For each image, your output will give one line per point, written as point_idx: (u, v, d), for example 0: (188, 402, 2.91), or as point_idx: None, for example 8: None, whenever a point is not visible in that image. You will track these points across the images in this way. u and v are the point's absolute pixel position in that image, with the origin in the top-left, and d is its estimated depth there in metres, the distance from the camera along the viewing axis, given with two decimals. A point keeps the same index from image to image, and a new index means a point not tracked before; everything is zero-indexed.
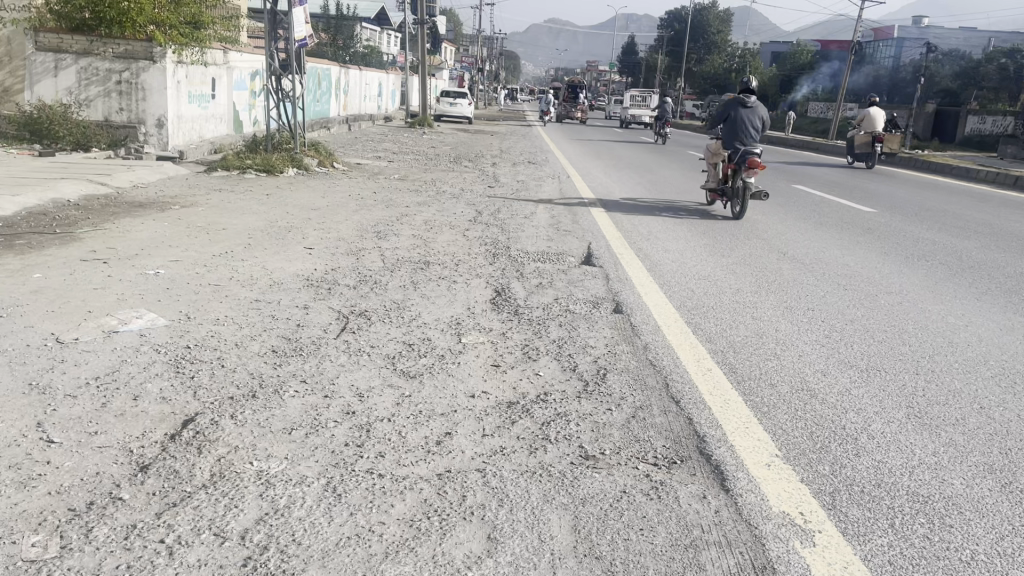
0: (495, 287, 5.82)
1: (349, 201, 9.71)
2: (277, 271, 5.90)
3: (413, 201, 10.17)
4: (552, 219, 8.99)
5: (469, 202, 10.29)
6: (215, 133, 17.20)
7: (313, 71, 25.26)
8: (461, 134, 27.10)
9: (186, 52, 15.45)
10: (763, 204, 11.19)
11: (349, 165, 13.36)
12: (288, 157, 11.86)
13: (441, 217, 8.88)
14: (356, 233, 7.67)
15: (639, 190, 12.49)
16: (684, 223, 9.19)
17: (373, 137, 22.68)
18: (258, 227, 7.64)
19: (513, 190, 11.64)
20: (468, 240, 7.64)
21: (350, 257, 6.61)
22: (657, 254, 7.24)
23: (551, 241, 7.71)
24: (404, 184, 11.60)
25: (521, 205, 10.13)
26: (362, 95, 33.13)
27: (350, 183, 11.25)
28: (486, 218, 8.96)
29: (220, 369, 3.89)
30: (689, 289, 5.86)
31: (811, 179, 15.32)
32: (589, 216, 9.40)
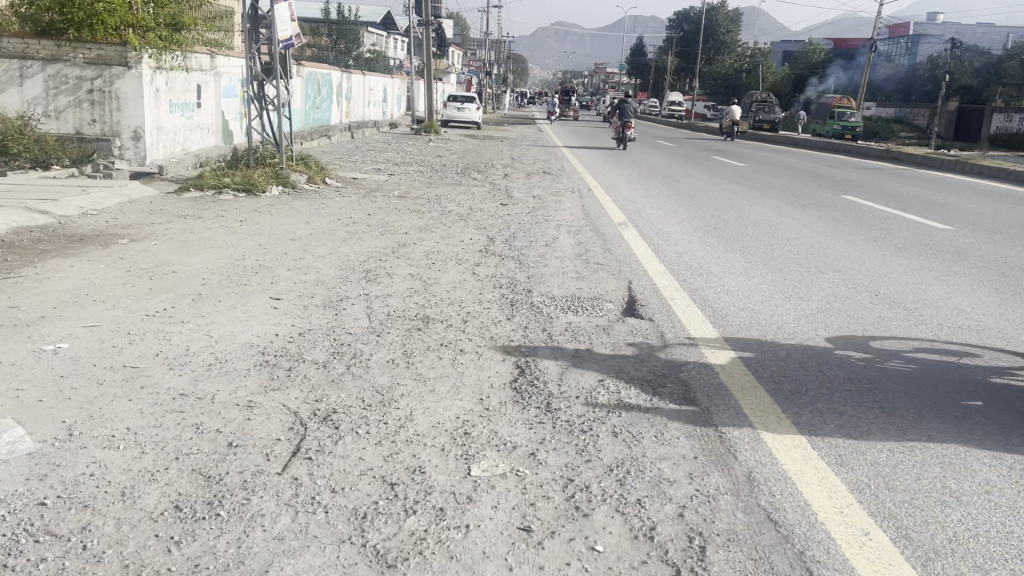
0: (515, 356, 4.33)
1: (336, 227, 8.26)
2: (223, 340, 4.44)
3: (413, 223, 8.70)
4: (579, 248, 7.48)
5: (480, 224, 8.81)
6: (200, 144, 15.79)
7: (312, 76, 23.83)
8: (469, 140, 25.59)
9: (165, 57, 14.06)
10: (820, 221, 9.67)
11: (343, 180, 11.90)
12: (273, 173, 10.42)
13: (446, 247, 7.41)
14: (340, 273, 6.21)
15: (670, 203, 10.97)
16: (738, 248, 7.69)
17: (375, 145, 21.23)
18: (221, 266, 6.21)
19: (530, 208, 10.13)
20: (479, 279, 6.17)
21: (326, 310, 5.15)
22: (718, 297, 5.74)
23: (581, 280, 6.21)
24: (406, 204, 10.12)
25: (539, 227, 8.64)
26: (365, 102, 31.75)
27: (341, 204, 9.78)
28: (500, 247, 7.50)
29: (79, 556, 2.38)
30: (779, 359, 4.33)
31: (858, 187, 13.82)
32: (622, 242, 7.91)
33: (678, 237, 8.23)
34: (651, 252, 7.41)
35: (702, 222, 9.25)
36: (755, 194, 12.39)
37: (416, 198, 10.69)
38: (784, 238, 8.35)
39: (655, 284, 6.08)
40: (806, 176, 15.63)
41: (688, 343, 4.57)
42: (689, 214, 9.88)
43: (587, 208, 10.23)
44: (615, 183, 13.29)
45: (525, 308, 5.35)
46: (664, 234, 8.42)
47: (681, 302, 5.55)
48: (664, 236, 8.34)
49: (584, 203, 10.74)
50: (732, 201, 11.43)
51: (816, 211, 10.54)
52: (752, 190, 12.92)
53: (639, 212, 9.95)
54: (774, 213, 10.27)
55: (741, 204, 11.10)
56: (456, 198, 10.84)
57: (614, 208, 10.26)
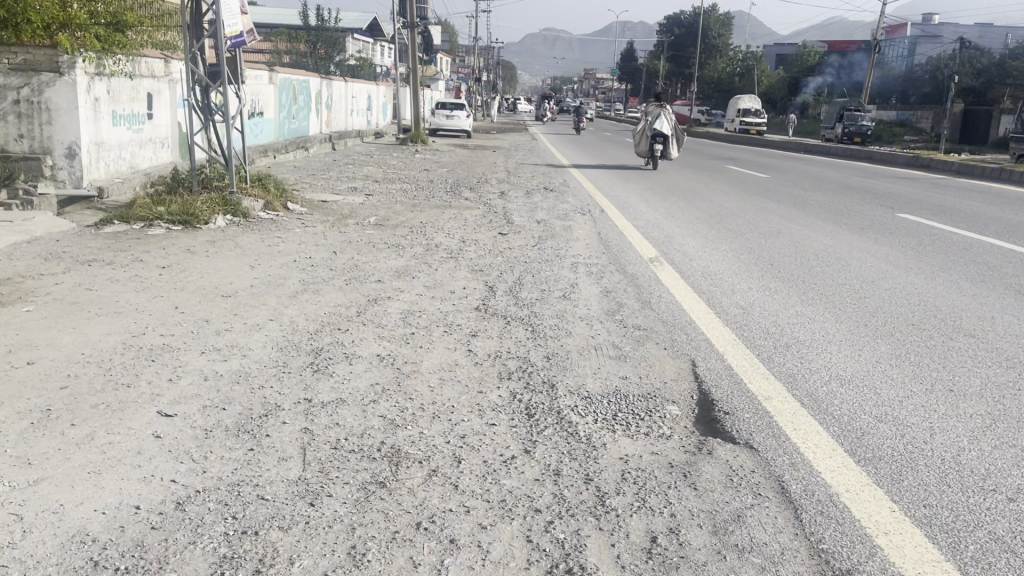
0: (548, 553, 2.47)
1: (287, 272, 6.41)
2: (34, 531, 2.56)
3: (389, 265, 6.84)
4: (607, 303, 5.65)
5: (474, 262, 6.97)
6: (152, 161, 13.95)
7: (288, 84, 21.98)
8: (459, 151, 23.75)
9: (106, 62, 12.19)
10: (892, 251, 7.90)
11: (310, 204, 10.04)
12: (221, 200, 8.57)
13: (429, 304, 5.56)
14: (274, 355, 4.35)
15: (703, 227, 9.13)
16: (815, 298, 5.86)
17: (355, 158, 19.36)
18: (106, 349, 4.34)
19: (535, 238, 8.29)
20: (474, 363, 4.31)
21: (238, 438, 3.29)
22: (831, 393, 3.91)
23: (622, 361, 4.37)
24: (384, 235, 8.26)
25: (549, 269, 6.80)
26: (348, 110, 29.93)
27: (303, 237, 7.94)
28: (502, 301, 5.65)
29: None
30: (1010, 554, 2.50)
31: (907, 202, 12.06)
32: (658, 288, 6.08)
33: (728, 280, 6.42)
34: (704, 305, 5.57)
35: (751, 258, 7.43)
36: (796, 214, 10.59)
37: (396, 227, 8.83)
38: (862, 279, 6.55)
39: (730, 368, 4.24)
40: (839, 189, 13.88)
41: (836, 512, 2.71)
42: (730, 245, 8.08)
43: (603, 237, 8.41)
44: (630, 202, 11.48)
45: (549, 425, 3.50)
46: (710, 276, 6.59)
47: (783, 407, 3.71)
48: (712, 278, 6.51)
49: (597, 230, 8.93)
50: (772, 224, 9.63)
51: (879, 237, 8.78)
52: (789, 208, 11.15)
53: (670, 243, 8.13)
54: (832, 240, 8.46)
55: (784, 228, 9.29)
56: (444, 225, 9.01)
57: (634, 237, 8.45)
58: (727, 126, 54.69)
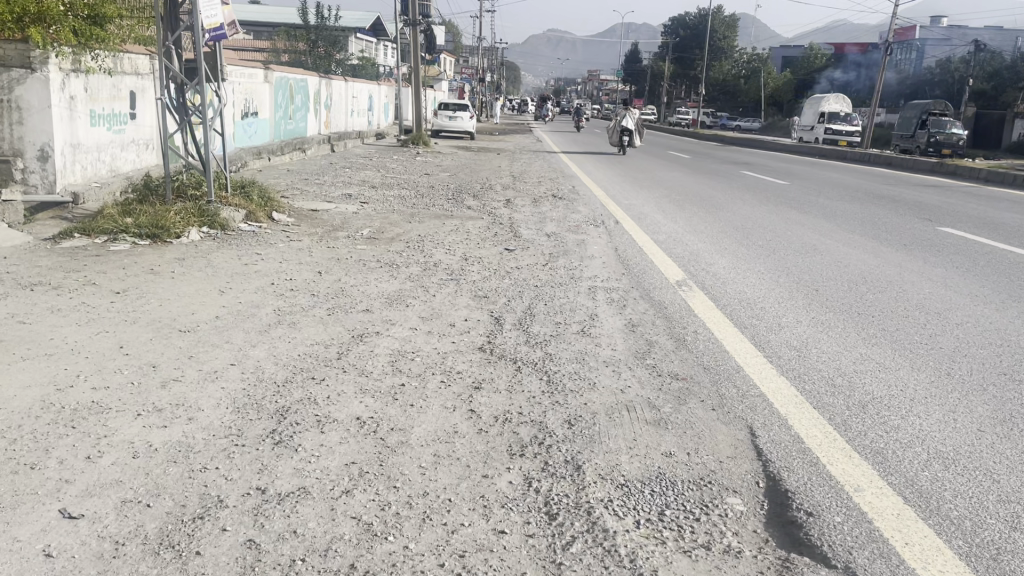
0: None
1: (261, 298, 5.55)
2: None
3: (381, 289, 5.97)
4: (636, 342, 4.78)
5: (478, 286, 6.11)
6: (134, 164, 13.13)
7: (285, 83, 21.12)
8: (463, 153, 22.90)
9: (83, 58, 11.32)
10: (947, 273, 7.04)
11: (298, 214, 9.20)
12: (196, 210, 7.73)
13: (424, 343, 4.69)
14: (226, 419, 3.47)
15: (730, 243, 8.26)
16: (878, 335, 4.99)
17: (353, 161, 18.49)
18: (19, 412, 3.47)
19: (545, 256, 7.41)
20: (477, 430, 3.44)
21: (157, 560, 2.43)
22: (938, 482, 3.04)
23: (663, 427, 3.50)
24: (378, 251, 7.41)
25: (564, 294, 5.93)
26: (348, 110, 29.06)
27: (286, 253, 7.08)
28: (511, 338, 4.79)
29: None
30: None
31: (945, 213, 11.17)
32: (693, 322, 5.21)
33: (771, 312, 5.55)
34: (751, 347, 4.70)
35: (790, 280, 6.57)
36: (829, 226, 9.73)
37: (391, 241, 7.96)
38: (925, 310, 5.68)
39: (801, 442, 3.37)
40: (868, 198, 13.02)
41: None
42: (764, 264, 7.22)
43: (621, 255, 7.54)
44: (646, 212, 10.62)
45: (578, 536, 2.63)
46: (750, 305, 5.71)
47: (883, 506, 2.84)
48: (752, 308, 5.64)
49: (614, 246, 8.06)
50: (806, 238, 8.77)
51: (927, 255, 7.92)
52: (820, 220, 10.30)
53: (697, 262, 7.26)
54: (876, 259, 7.59)
55: (820, 243, 8.43)
56: (444, 239, 8.15)
57: (656, 255, 7.58)
58: (800, 135, 48.31)
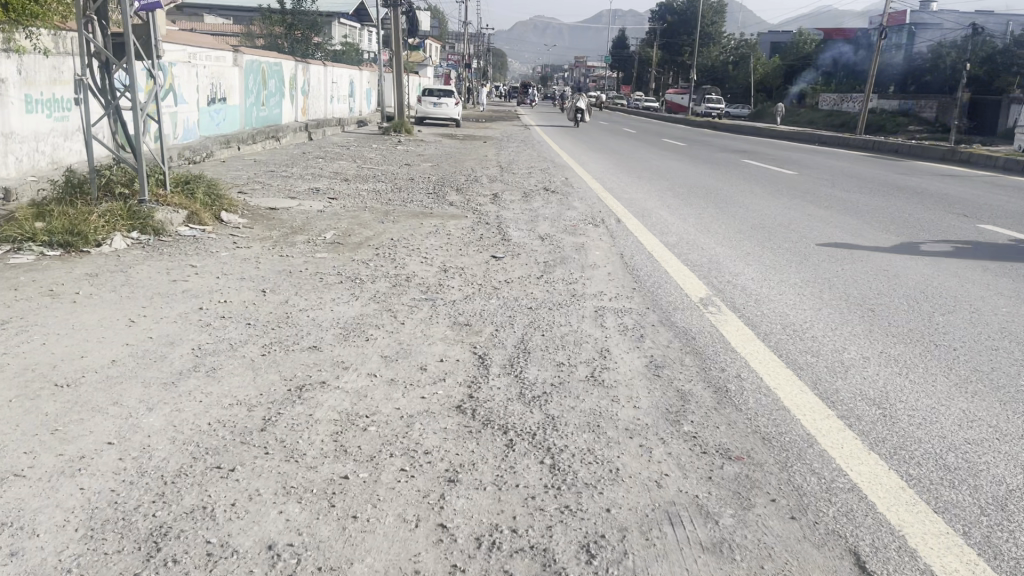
0: None
1: (180, 330, 4.35)
2: None
3: (337, 314, 4.79)
4: (664, 394, 3.63)
5: (459, 309, 4.93)
6: (79, 155, 11.84)
7: (257, 67, 19.74)
8: (447, 141, 21.64)
9: (14, 36, 9.97)
10: (1018, 283, 5.94)
11: (252, 213, 7.97)
12: (124, 211, 6.52)
13: (381, 399, 3.52)
14: (69, 554, 2.30)
15: (753, 247, 7.09)
16: (974, 380, 3.88)
17: (329, 149, 17.20)
18: None
19: (540, 266, 6.24)
20: (450, 568, 2.27)
21: None
22: None
23: (730, 558, 2.35)
24: (341, 261, 6.22)
25: (565, 320, 4.76)
26: (327, 96, 27.65)
27: (229, 265, 5.88)
28: (499, 391, 3.62)
29: None
30: None
31: (982, 208, 10.05)
32: (733, 362, 4.05)
33: (829, 343, 4.41)
34: (819, 402, 3.55)
35: (837, 297, 5.46)
36: (858, 223, 8.63)
37: (359, 247, 6.77)
38: (1015, 337, 4.58)
39: None
40: (889, 190, 11.93)
41: None
42: (800, 274, 6.09)
43: (630, 264, 6.38)
44: (651, 208, 9.46)
45: None
46: (799, 333, 4.57)
47: None
48: (801, 337, 4.50)
49: (620, 251, 6.90)
50: (838, 239, 7.66)
51: (985, 259, 6.78)
52: (844, 215, 9.20)
53: (721, 273, 6.11)
54: (929, 266, 6.43)
55: (855, 245, 7.31)
56: (421, 244, 6.97)
57: (671, 262, 6.43)
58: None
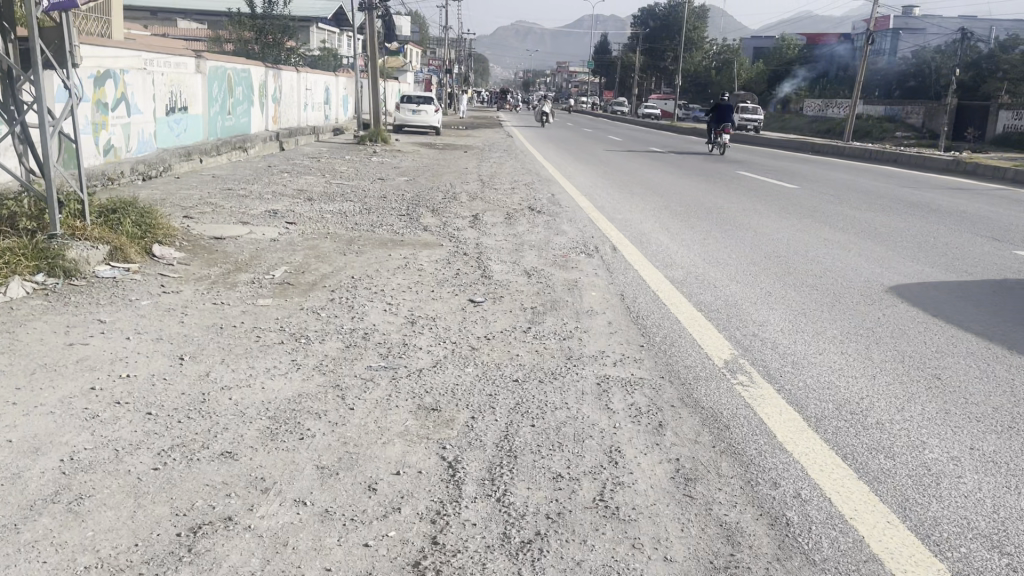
0: None
1: (53, 428, 3.29)
2: None
3: (268, 395, 3.74)
4: (704, 534, 2.63)
5: (426, 384, 3.89)
6: None
7: (221, 74, 18.60)
8: (426, 152, 20.61)
9: None
10: None
11: (191, 245, 6.90)
12: (27, 250, 5.43)
13: (310, 552, 2.49)
14: None
15: (773, 286, 6.12)
16: None
17: (297, 162, 16.12)
18: None
19: (526, 315, 5.23)
20: None
21: None
22: None
23: None
24: (286, 309, 5.17)
25: (560, 398, 3.73)
26: (300, 103, 26.52)
27: (147, 319, 4.82)
28: (472, 534, 2.59)
29: None
30: None
31: (1010, 230, 9.15)
32: (785, 471, 3.06)
33: (901, 437, 3.43)
34: (918, 549, 2.56)
35: (890, 359, 4.50)
36: (882, 251, 7.71)
37: (311, 288, 5.74)
38: None
39: None
40: (901, 208, 11.05)
41: None
42: (837, 324, 5.12)
43: (633, 310, 5.38)
44: (648, 232, 8.49)
45: None
46: (859, 421, 3.58)
47: None
48: (866, 427, 3.51)
49: (619, 292, 5.90)
50: (866, 272, 6.71)
51: None
52: (864, 241, 8.28)
53: (743, 323, 5.11)
54: (984, 310, 5.48)
55: (888, 281, 6.37)
56: (386, 284, 5.93)
57: (680, 308, 5.42)
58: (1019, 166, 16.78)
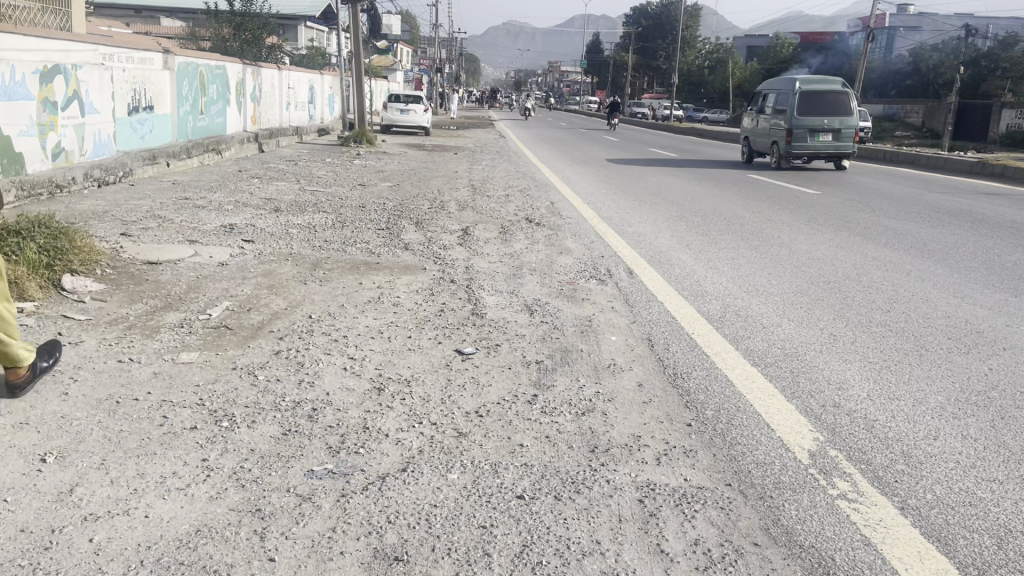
0: None
1: None
2: None
3: (152, 534, 2.49)
4: None
5: (390, 507, 2.65)
6: None
7: (192, 70, 17.30)
8: (415, 154, 19.38)
9: None
10: None
11: (116, 273, 5.63)
12: None
13: None
14: None
15: (835, 326, 4.91)
16: None
17: (273, 166, 14.86)
18: None
19: (531, 374, 4.00)
20: None
21: None
22: None
23: None
24: (214, 370, 3.92)
25: (588, 534, 2.51)
26: (282, 102, 25.26)
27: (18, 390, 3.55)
28: None
29: None
30: None
31: None
32: None
33: None
34: None
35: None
36: (946, 273, 6.51)
37: (254, 336, 4.50)
38: None
39: None
40: (943, 218, 9.87)
41: None
42: (940, 387, 3.91)
43: (668, 365, 4.15)
44: (668, 251, 7.28)
45: None
46: None
47: None
48: None
49: (646, 335, 4.67)
50: (939, 302, 5.53)
51: None
52: (919, 260, 7.09)
53: (816, 385, 3.90)
54: None
55: (974, 316, 5.17)
56: (352, 327, 4.69)
57: (729, 361, 4.21)
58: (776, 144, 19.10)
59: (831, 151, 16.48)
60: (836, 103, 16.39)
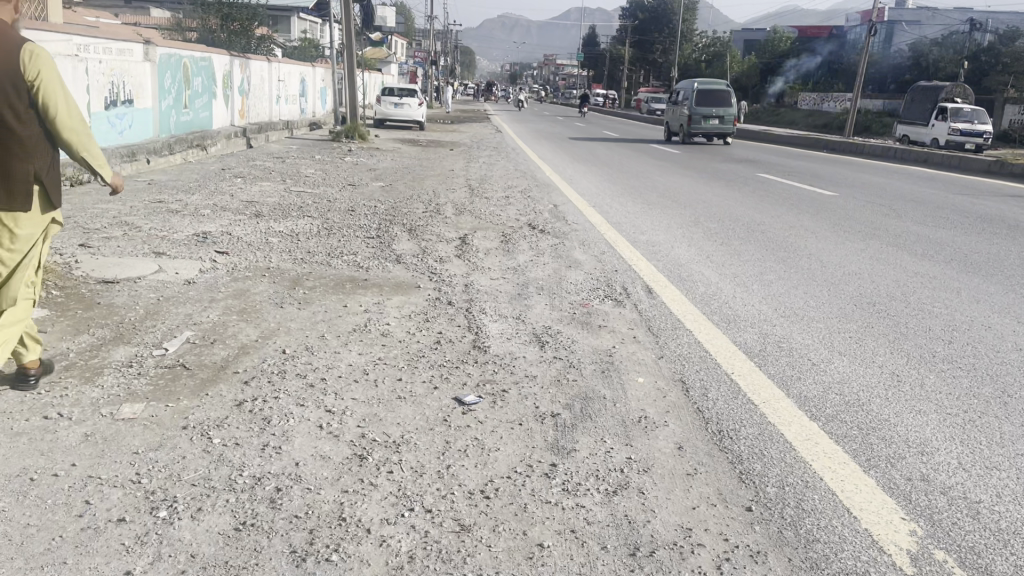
0: None
1: None
2: None
3: None
4: None
5: None
6: None
7: (176, 62, 16.54)
8: (408, 150, 18.65)
9: None
10: None
11: (63, 296, 4.90)
12: None
13: None
14: None
15: (896, 363, 4.22)
16: None
17: (259, 164, 14.12)
18: None
19: (546, 432, 3.29)
20: None
21: None
22: None
23: None
24: (159, 431, 3.20)
25: None
26: (272, 96, 24.49)
27: None
28: None
29: None
30: None
31: None
32: None
33: None
34: None
35: None
36: (1002, 293, 5.83)
37: (214, 380, 3.78)
38: None
39: None
40: (975, 224, 9.21)
41: None
42: None
43: (709, 420, 3.46)
44: (687, 265, 6.59)
45: None
46: None
47: None
48: None
49: (679, 377, 3.97)
50: (1007, 332, 4.84)
51: None
52: (966, 275, 6.42)
53: (894, 448, 3.21)
54: None
55: None
56: (332, 366, 3.98)
57: (783, 414, 3.51)
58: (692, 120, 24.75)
59: (713, 131, 23.71)
60: (722, 99, 23.98)
